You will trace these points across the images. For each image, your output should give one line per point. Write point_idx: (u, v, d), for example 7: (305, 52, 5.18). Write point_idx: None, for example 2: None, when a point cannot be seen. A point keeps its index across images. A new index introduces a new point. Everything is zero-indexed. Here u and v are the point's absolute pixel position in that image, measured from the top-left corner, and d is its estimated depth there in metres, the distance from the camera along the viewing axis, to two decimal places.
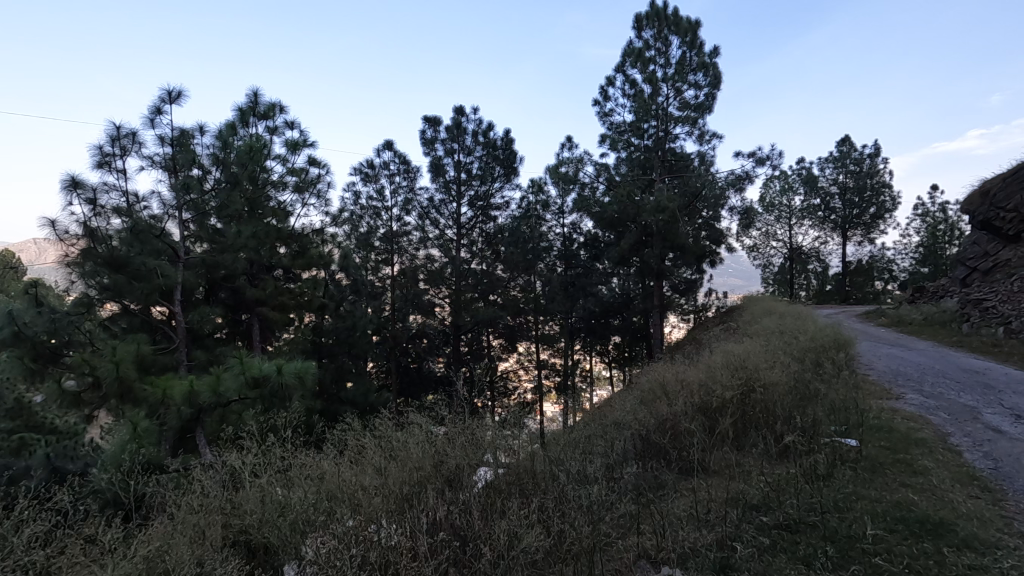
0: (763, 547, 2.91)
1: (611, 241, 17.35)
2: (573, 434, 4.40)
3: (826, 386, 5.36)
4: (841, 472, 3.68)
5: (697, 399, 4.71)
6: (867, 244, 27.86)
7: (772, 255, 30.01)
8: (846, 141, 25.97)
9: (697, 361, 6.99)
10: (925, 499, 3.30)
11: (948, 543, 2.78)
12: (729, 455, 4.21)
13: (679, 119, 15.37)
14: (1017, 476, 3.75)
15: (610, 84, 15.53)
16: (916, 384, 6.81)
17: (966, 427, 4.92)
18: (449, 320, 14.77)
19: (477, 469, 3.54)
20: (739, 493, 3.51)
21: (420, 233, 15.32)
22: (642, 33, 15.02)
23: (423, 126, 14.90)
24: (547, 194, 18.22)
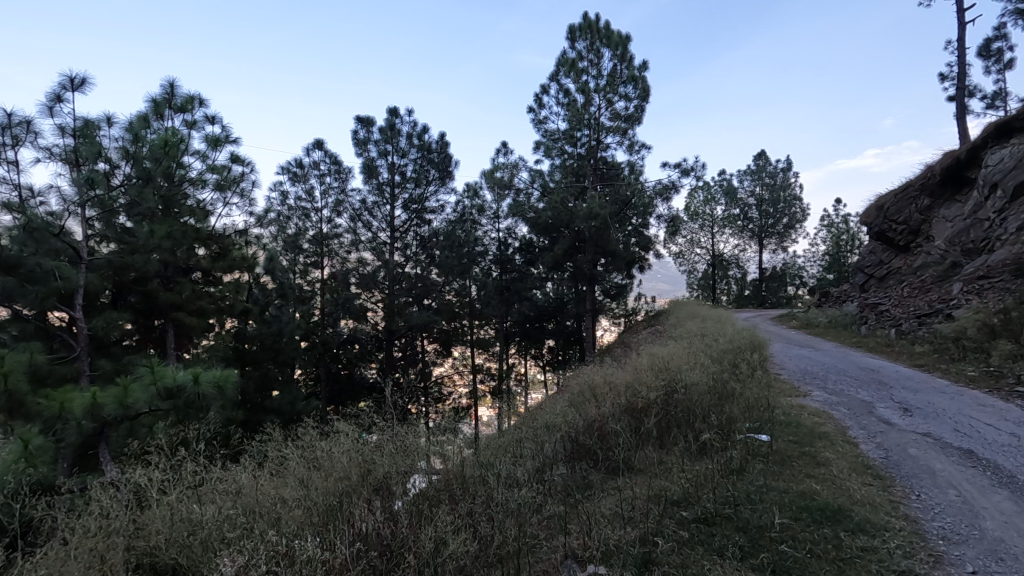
0: (683, 540, 3.03)
1: (546, 246, 17.70)
2: (503, 437, 4.42)
3: (742, 384, 5.71)
4: (753, 466, 3.94)
5: (623, 400, 4.87)
6: (781, 252, 29.93)
7: (696, 261, 31.61)
8: (762, 156, 27.88)
9: (625, 363, 7.24)
10: (826, 488, 3.59)
11: (844, 528, 3.03)
12: (653, 453, 4.40)
13: (610, 129, 15.90)
14: (902, 463, 4.17)
15: (544, 93, 15.84)
16: (821, 382, 7.38)
17: (862, 421, 5.38)
18: (382, 324, 14.49)
19: (411, 477, 3.48)
20: (661, 489, 3.65)
21: (351, 236, 14.84)
22: (575, 44, 15.44)
23: (355, 126, 14.58)
24: (482, 199, 18.31)
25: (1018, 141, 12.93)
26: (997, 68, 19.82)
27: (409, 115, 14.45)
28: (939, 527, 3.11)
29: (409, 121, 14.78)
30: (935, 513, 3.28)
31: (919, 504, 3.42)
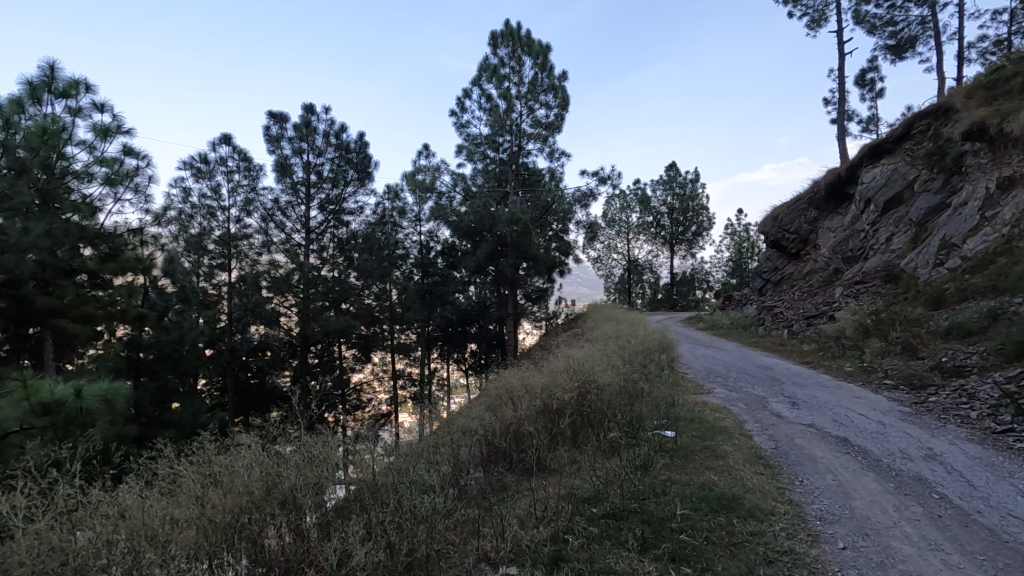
0: (592, 536, 3.13)
1: (468, 250, 17.73)
2: (420, 442, 4.37)
3: (651, 384, 6.01)
4: (659, 461, 4.14)
5: (539, 402, 4.97)
6: (690, 258, 31.78)
7: (613, 266, 32.87)
8: (673, 167, 29.55)
9: (542, 366, 7.39)
10: (723, 479, 3.86)
11: (736, 514, 3.27)
12: (568, 453, 4.52)
13: (532, 136, 16.19)
14: (789, 452, 4.55)
15: (467, 97, 15.88)
16: (723, 379, 7.92)
17: (757, 415, 5.84)
18: (296, 330, 13.78)
19: (328, 489, 3.37)
20: (572, 488, 3.75)
21: (262, 237, 14.01)
22: (497, 50, 15.60)
23: (267, 121, 13.83)
24: (403, 202, 18.13)
25: (887, 161, 14.60)
26: (871, 96, 22.26)
27: (326, 113, 13.92)
28: (817, 509, 3.43)
29: (326, 119, 14.24)
30: (814, 497, 3.61)
31: (801, 489, 3.76)
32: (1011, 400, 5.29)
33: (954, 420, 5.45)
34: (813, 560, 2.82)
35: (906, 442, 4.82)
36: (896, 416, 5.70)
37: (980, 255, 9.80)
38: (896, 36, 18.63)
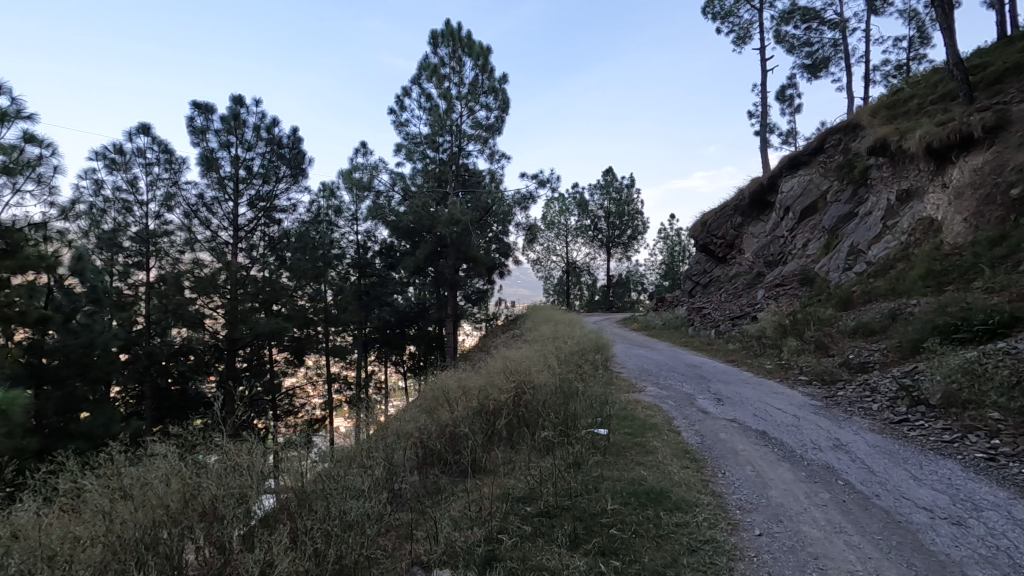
0: (525, 534, 3.17)
1: (406, 250, 17.52)
2: (353, 448, 4.26)
3: (586, 384, 6.15)
4: (591, 458, 4.25)
5: (475, 403, 4.97)
6: (625, 261, 32.80)
7: (552, 268, 33.36)
8: (610, 172, 30.43)
9: (479, 367, 7.41)
10: (652, 473, 4.01)
11: (663, 507, 3.41)
12: (503, 453, 4.56)
13: (472, 137, 16.18)
14: (713, 446, 4.79)
15: (406, 95, 15.67)
16: (654, 378, 8.22)
17: (685, 411, 6.12)
18: (222, 333, 13.05)
19: (259, 499, 3.26)
20: (507, 488, 3.79)
21: (185, 234, 13.14)
22: (437, 49, 15.49)
23: (191, 112, 13.08)
24: (339, 200, 17.67)
25: (803, 172, 15.67)
26: (789, 111, 23.83)
27: (257, 105, 13.31)
28: (737, 499, 3.63)
29: (256, 112, 13.62)
30: (735, 488, 3.82)
31: (724, 481, 3.96)
32: (906, 393, 5.82)
33: (859, 412, 5.93)
34: (731, 547, 2.98)
35: (816, 433, 5.19)
36: (809, 409, 6.13)
37: (883, 260, 10.70)
38: (812, 56, 20.04)
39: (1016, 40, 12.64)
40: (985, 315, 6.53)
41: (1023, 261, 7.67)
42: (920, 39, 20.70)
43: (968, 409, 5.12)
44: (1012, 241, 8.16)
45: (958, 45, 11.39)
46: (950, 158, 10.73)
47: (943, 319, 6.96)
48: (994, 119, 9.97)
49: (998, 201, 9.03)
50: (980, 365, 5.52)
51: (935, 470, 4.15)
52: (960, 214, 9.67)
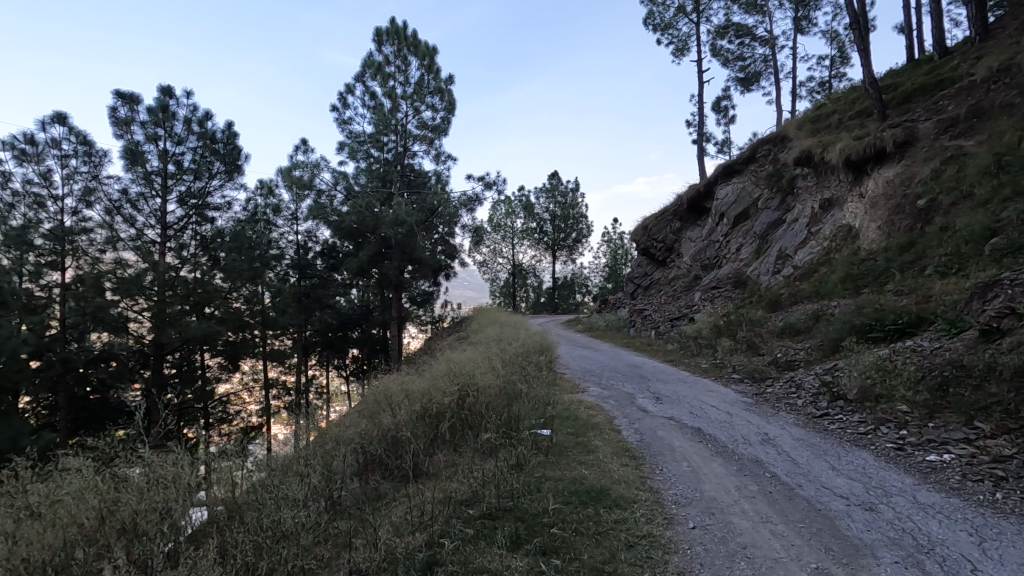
0: (467, 537, 3.16)
1: (349, 251, 17.12)
2: (291, 456, 4.13)
3: (529, 385, 6.21)
4: (533, 459, 4.30)
5: (418, 407, 4.92)
6: (570, 263, 33.36)
7: (498, 270, 33.39)
8: (556, 176, 30.87)
9: (424, 370, 7.35)
10: (593, 472, 4.10)
11: (603, 505, 3.50)
12: (446, 456, 4.53)
13: (417, 137, 15.99)
14: (652, 444, 4.96)
15: (349, 92, 15.31)
16: (597, 378, 8.41)
17: (626, 410, 6.28)
18: (148, 337, 12.26)
19: (188, 513, 3.11)
20: (450, 491, 3.76)
21: (106, 233, 12.25)
22: (381, 47, 15.23)
23: (113, 101, 12.23)
24: (278, 198, 17.05)
25: (737, 180, 16.46)
26: (724, 121, 25.00)
27: (188, 98, 12.61)
28: (672, 494, 3.77)
29: (187, 104, 12.92)
30: (671, 484, 3.96)
31: (661, 477, 4.10)
32: (827, 389, 6.23)
33: (785, 408, 6.28)
34: (666, 541, 3.09)
35: (747, 428, 5.47)
36: (741, 406, 6.44)
37: (807, 264, 11.41)
38: (744, 70, 21.08)
39: (922, 64, 13.80)
40: (896, 316, 7.09)
41: (928, 265, 8.37)
42: (840, 58, 22.22)
43: (880, 402, 5.54)
44: (919, 247, 8.90)
45: (872, 66, 12.31)
46: (866, 170, 11.55)
47: (860, 319, 7.49)
48: (904, 135, 10.85)
49: (907, 210, 9.82)
50: (891, 361, 5.99)
51: (851, 460, 4.46)
52: (875, 222, 10.45)
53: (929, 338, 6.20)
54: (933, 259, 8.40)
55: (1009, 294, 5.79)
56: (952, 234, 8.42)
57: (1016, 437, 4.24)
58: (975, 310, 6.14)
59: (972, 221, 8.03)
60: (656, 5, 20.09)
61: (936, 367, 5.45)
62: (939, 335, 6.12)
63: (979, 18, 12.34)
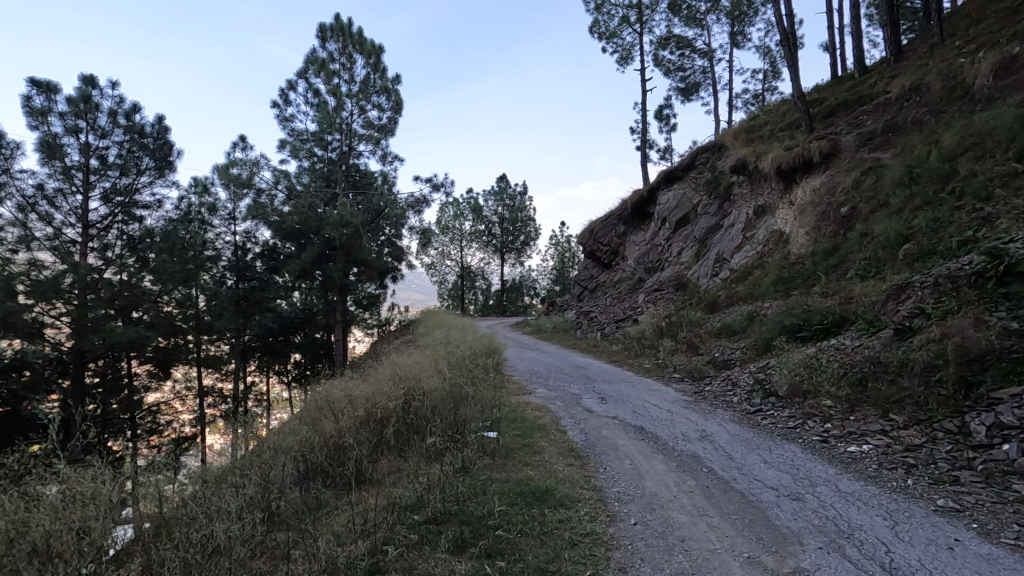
0: (411, 543, 3.12)
1: (292, 252, 16.59)
2: (226, 467, 3.95)
3: (476, 388, 6.20)
4: (479, 462, 4.30)
5: (362, 412, 4.82)
6: (519, 266, 33.64)
7: (446, 273, 33.05)
8: (504, 179, 31.04)
9: (368, 375, 7.20)
10: (539, 473, 4.14)
11: (548, 505, 3.54)
12: (391, 462, 4.46)
13: (363, 137, 15.66)
14: (596, 443, 5.06)
15: (291, 89, 14.83)
16: (544, 380, 8.50)
17: (571, 411, 6.39)
18: (68, 344, 11.33)
19: (112, 530, 2.93)
20: (394, 497, 3.70)
21: (19, 231, 11.19)
22: (325, 44, 14.85)
23: (27, 89, 11.30)
24: (214, 197, 16.31)
25: (677, 187, 17.06)
26: (666, 129, 25.89)
27: (114, 88, 11.84)
28: (615, 491, 3.86)
29: (113, 95, 12.13)
30: (615, 482, 4.05)
31: (604, 476, 4.19)
32: (760, 386, 6.55)
33: (722, 405, 6.57)
34: (608, 537, 3.17)
35: (686, 426, 5.68)
36: (681, 404, 6.68)
37: (742, 268, 11.97)
38: (685, 80, 21.92)
39: (845, 81, 14.78)
40: (822, 316, 7.56)
41: (849, 269, 8.97)
42: (772, 73, 23.48)
43: (807, 398, 5.89)
44: (842, 252, 9.52)
45: (800, 81, 13.08)
46: (794, 179, 12.25)
47: (789, 319, 7.94)
48: (828, 147, 11.58)
49: (831, 217, 10.48)
50: (817, 359, 6.38)
51: (780, 453, 4.71)
52: (803, 228, 11.09)
53: (850, 337, 6.62)
54: (853, 262, 9.01)
55: (919, 295, 6.28)
56: (870, 240, 9.05)
57: (925, 428, 4.60)
58: (890, 310, 6.62)
59: (888, 228, 8.66)
60: (602, 13, 20.58)
61: (856, 365, 5.83)
62: (859, 334, 6.55)
63: (893, 40, 13.35)
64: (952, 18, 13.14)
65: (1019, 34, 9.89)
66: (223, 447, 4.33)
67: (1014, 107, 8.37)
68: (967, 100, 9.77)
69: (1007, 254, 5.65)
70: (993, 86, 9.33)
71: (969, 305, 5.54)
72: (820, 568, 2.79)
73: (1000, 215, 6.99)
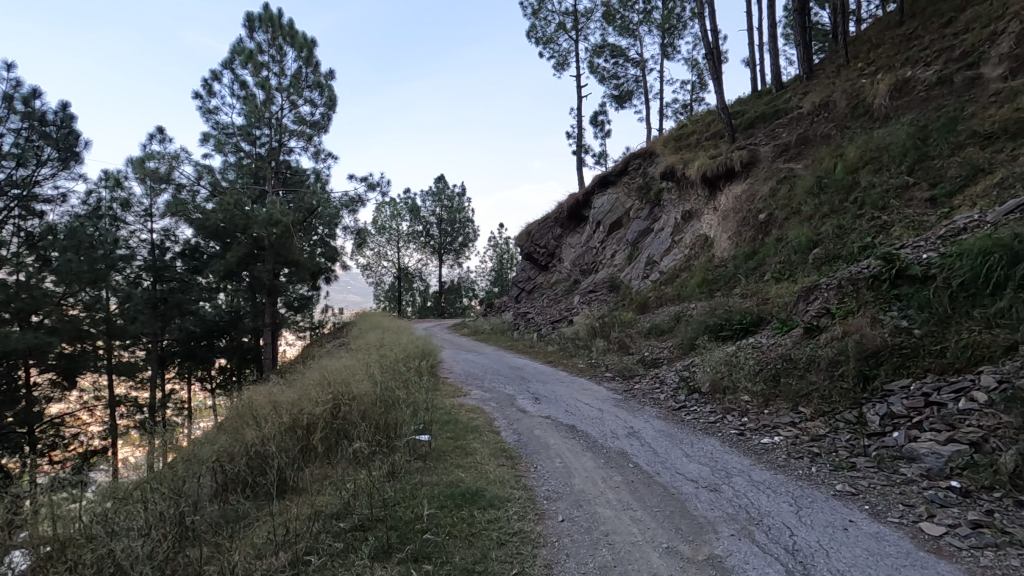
0: (336, 552, 3.04)
1: (216, 252, 15.77)
2: (138, 480, 3.72)
3: (408, 392, 6.11)
4: (409, 466, 4.24)
5: (287, 419, 4.65)
6: (457, 267, 33.54)
7: (383, 275, 32.06)
8: (442, 180, 30.88)
9: (296, 380, 6.93)
10: (469, 475, 4.15)
11: (478, 506, 3.57)
12: (317, 470, 4.33)
13: (294, 133, 15.09)
14: (528, 443, 5.13)
15: (215, 79, 14.08)
16: (479, 381, 8.51)
17: (506, 412, 6.43)
18: None
19: (3, 557, 2.70)
20: (319, 506, 3.59)
21: None
22: (253, 34, 14.20)
23: None
24: (127, 191, 15.23)
25: (612, 191, 17.56)
26: (601, 135, 26.62)
27: (10, 70, 10.79)
28: (545, 490, 3.94)
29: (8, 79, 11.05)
30: (544, 480, 4.13)
31: (535, 475, 4.26)
32: (685, 383, 6.86)
33: (650, 402, 6.83)
34: (536, 535, 3.22)
35: (615, 423, 5.86)
36: (612, 402, 6.89)
37: (671, 270, 12.51)
38: (619, 88, 22.63)
39: (763, 95, 15.73)
40: (741, 316, 8.03)
41: (766, 272, 9.58)
42: (699, 84, 24.67)
43: (726, 393, 6.23)
44: (760, 255, 10.14)
45: (724, 93, 13.82)
46: (718, 186, 12.92)
47: (713, 319, 8.36)
48: (748, 157, 12.30)
49: (751, 223, 11.14)
50: (736, 356, 6.76)
51: (701, 447, 4.97)
52: (726, 232, 11.72)
53: (767, 336, 7.05)
54: (770, 266, 9.62)
55: (826, 296, 6.79)
56: (785, 245, 9.70)
57: (829, 419, 4.99)
58: (801, 310, 7.12)
59: (799, 233, 9.31)
60: (539, 19, 20.87)
61: (771, 361, 6.23)
62: (774, 333, 7.00)
63: (805, 59, 14.34)
64: (856, 41, 14.30)
65: (911, 59, 10.90)
66: (135, 459, 4.04)
67: (907, 125, 9.21)
68: (868, 117, 10.66)
69: (899, 259, 6.23)
70: (890, 105, 10.22)
71: (868, 305, 6.06)
72: (731, 554, 2.96)
73: (895, 223, 7.68)
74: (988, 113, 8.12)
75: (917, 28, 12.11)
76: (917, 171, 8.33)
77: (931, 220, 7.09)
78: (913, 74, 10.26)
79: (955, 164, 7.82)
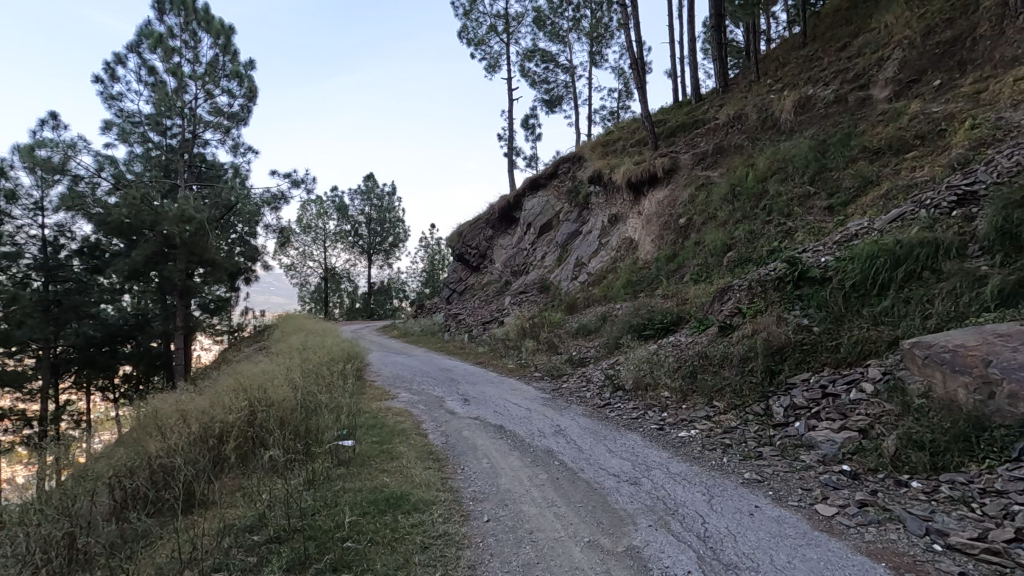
0: (249, 566, 2.89)
1: (120, 250, 14.54)
2: (21, 501, 3.37)
3: (331, 396, 5.92)
4: (330, 473, 4.10)
5: (198, 428, 4.37)
6: (387, 268, 32.84)
7: (308, 275, 30.88)
8: (371, 178, 30.13)
9: (208, 387, 6.51)
10: (394, 479, 4.07)
11: (402, 511, 3.51)
12: (231, 481, 4.10)
13: (209, 124, 14.21)
14: (456, 444, 5.10)
15: (118, 63, 12.99)
16: (407, 384, 8.36)
17: (434, 414, 6.37)
18: None
19: None
20: (231, 519, 3.40)
21: None
22: (163, 17, 13.24)
23: None
24: (13, 182, 13.69)
25: (543, 194, 17.83)
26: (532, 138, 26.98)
27: None
28: (471, 491, 3.94)
29: None
30: (471, 481, 4.12)
31: (463, 476, 4.24)
32: (610, 381, 7.08)
33: (576, 400, 7.00)
34: (460, 537, 3.21)
35: (542, 422, 5.96)
36: (540, 401, 6.98)
37: (598, 272, 12.89)
38: (549, 92, 23.00)
39: (684, 105, 16.55)
40: (662, 316, 8.40)
41: (685, 273, 10.07)
42: (626, 92, 25.57)
43: (648, 390, 6.50)
44: (679, 258, 10.64)
45: (648, 102, 14.40)
46: (642, 191, 13.44)
47: (636, 319, 8.67)
48: (669, 163, 12.88)
49: (672, 227, 11.67)
50: (657, 355, 7.06)
51: (623, 442, 5.15)
52: (649, 235, 12.21)
53: (685, 334, 7.43)
54: (688, 267, 10.15)
55: (738, 296, 7.24)
56: (702, 248, 10.24)
57: (740, 412, 5.32)
58: (716, 310, 7.54)
59: (715, 237, 9.86)
60: (470, 20, 20.83)
61: (688, 359, 6.55)
62: (692, 331, 7.37)
63: (722, 73, 15.23)
64: (766, 59, 15.36)
65: (812, 78, 11.84)
66: (21, 480, 3.63)
67: (809, 139, 10.01)
68: (775, 130, 11.48)
69: (800, 262, 6.75)
70: (794, 120, 11.05)
71: (774, 305, 6.52)
72: (649, 544, 3.09)
73: (798, 228, 8.32)
74: (876, 130, 8.97)
75: (818, 50, 13.18)
76: (817, 182, 9.06)
77: (828, 226, 7.75)
78: (814, 92, 11.16)
79: (848, 176, 8.57)
